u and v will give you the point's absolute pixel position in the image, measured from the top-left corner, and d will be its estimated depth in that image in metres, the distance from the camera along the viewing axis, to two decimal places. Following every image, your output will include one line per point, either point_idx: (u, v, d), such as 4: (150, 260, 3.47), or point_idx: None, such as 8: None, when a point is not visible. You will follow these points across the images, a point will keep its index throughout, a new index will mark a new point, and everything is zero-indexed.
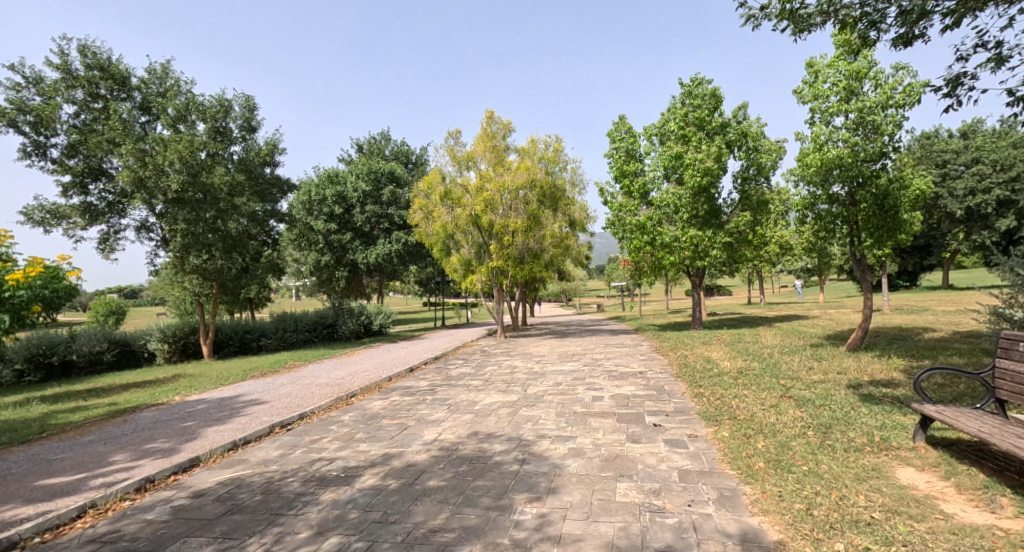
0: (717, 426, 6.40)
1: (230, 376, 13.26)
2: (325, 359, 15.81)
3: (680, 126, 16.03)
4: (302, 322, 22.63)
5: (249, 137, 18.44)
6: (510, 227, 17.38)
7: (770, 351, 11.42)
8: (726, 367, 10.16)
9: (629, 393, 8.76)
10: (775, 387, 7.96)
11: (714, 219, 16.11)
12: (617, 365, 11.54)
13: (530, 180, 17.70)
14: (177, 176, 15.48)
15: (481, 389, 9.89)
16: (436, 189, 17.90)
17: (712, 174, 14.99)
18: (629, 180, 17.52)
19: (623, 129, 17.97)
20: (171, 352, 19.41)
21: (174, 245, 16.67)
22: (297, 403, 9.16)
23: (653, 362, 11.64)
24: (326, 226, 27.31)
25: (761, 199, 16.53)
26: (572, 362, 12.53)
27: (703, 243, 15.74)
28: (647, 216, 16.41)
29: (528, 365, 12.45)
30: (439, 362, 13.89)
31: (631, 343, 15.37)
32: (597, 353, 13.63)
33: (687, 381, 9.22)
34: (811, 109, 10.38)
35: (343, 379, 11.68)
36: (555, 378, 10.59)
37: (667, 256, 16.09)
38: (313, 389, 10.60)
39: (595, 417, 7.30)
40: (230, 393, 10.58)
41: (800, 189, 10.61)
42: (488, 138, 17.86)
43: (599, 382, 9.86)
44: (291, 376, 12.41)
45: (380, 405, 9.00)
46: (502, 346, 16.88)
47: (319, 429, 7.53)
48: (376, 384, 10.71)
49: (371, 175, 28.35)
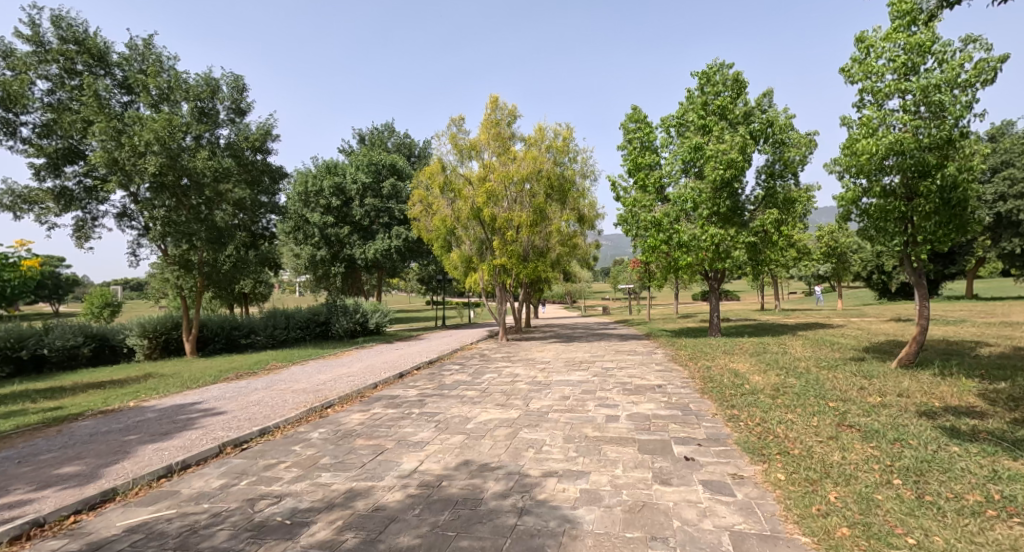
0: (767, 464, 5.11)
1: (201, 378, 12.05)
2: (312, 360, 14.59)
3: (699, 115, 14.67)
4: (294, 319, 21.48)
5: (238, 120, 17.17)
6: (514, 221, 16.14)
7: (805, 365, 10.08)
8: (758, 383, 8.85)
9: (650, 412, 7.46)
10: (826, 411, 6.66)
11: (737, 217, 14.78)
12: (631, 377, 10.23)
13: (538, 171, 16.40)
14: (154, 158, 14.22)
15: (476, 402, 8.62)
16: (435, 178, 16.90)
17: (737, 166, 13.56)
18: (644, 174, 16.20)
19: (638, 119, 16.70)
20: (151, 349, 18.31)
21: (152, 233, 15.54)
22: (262, 416, 7.92)
23: (672, 374, 10.36)
24: (322, 219, 26.10)
25: (788, 197, 15.15)
26: (580, 371, 11.22)
27: (725, 243, 14.41)
28: (664, 213, 15.14)
29: (531, 373, 11.18)
30: (433, 367, 12.62)
31: (643, 351, 14.07)
32: (608, 362, 12.32)
33: (716, 398, 7.94)
34: (861, 89, 9.10)
35: (324, 384, 10.45)
36: (561, 390, 9.28)
37: (684, 257, 14.78)
38: (287, 397, 9.38)
39: (612, 445, 6.01)
40: (192, 400, 9.37)
41: (847, 181, 9.28)
42: (493, 125, 16.62)
43: (612, 397, 8.56)
44: (268, 380, 11.19)
45: (358, 419, 7.75)
46: (503, 350, 15.61)
47: (279, 450, 6.28)
48: (358, 392, 9.45)
49: (371, 167, 27.09)
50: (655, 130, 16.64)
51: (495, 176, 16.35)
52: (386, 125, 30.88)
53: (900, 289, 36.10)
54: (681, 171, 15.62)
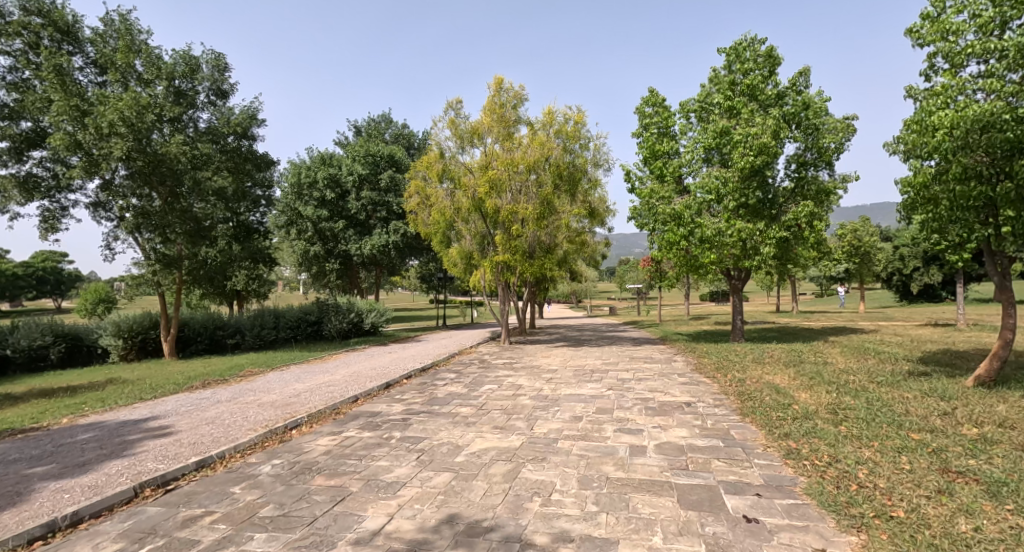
0: (868, 534, 3.67)
1: (164, 386, 10.71)
2: (295, 365, 13.24)
3: (726, 96, 13.15)
4: (284, 318, 20.19)
5: (220, 103, 15.75)
6: (518, 213, 14.73)
7: (856, 378, 8.63)
8: (807, 401, 7.40)
9: (684, 443, 6.02)
10: (917, 448, 5.17)
11: (766, 209, 13.32)
12: (652, 393, 8.80)
13: (544, 159, 15.01)
14: (121, 141, 12.80)
15: (471, 424, 7.20)
16: (432, 167, 15.52)
17: (769, 152, 12.08)
18: (662, 163, 14.78)
19: (655, 103, 15.26)
20: (127, 350, 17.00)
21: (124, 224, 14.24)
22: (209, 440, 6.53)
23: (700, 389, 8.95)
24: (317, 213, 24.78)
25: (823, 189, 13.66)
26: (592, 383, 9.80)
27: (752, 238, 12.97)
28: (684, 204, 13.71)
29: (536, 384, 9.79)
30: (426, 375, 11.23)
31: (661, 359, 12.63)
32: (623, 372, 10.92)
33: (763, 423, 6.49)
34: (933, 53, 7.67)
35: (297, 397, 9.06)
36: (571, 409, 7.85)
37: (707, 254, 13.35)
38: (250, 413, 7.98)
39: (643, 495, 4.57)
40: (140, 416, 8.01)
41: (914, 163, 7.81)
42: (496, 108, 15.18)
43: (634, 419, 7.14)
44: (236, 390, 9.81)
45: (326, 446, 6.36)
46: (505, 355, 14.21)
47: (211, 492, 4.90)
48: (333, 410, 8.03)
49: (368, 159, 25.76)
50: (673, 115, 15.17)
51: (498, 164, 14.95)
52: (385, 116, 29.54)
53: (921, 291, 34.54)
54: (703, 160, 14.18)
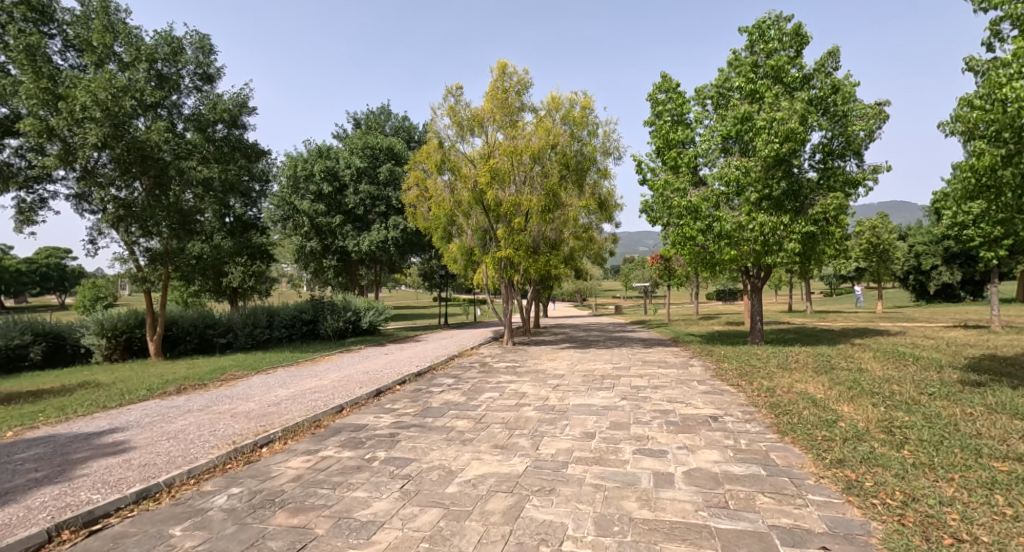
0: None
1: (136, 391, 9.82)
2: (283, 368, 12.38)
3: (747, 79, 12.16)
4: (279, 317, 19.40)
5: (206, 88, 14.84)
6: (523, 206, 13.80)
7: (903, 390, 7.66)
8: (854, 416, 6.44)
9: (717, 470, 5.08)
10: (1012, 483, 4.21)
11: (790, 203, 12.34)
12: (671, 404, 7.87)
13: (550, 148, 14.10)
14: (96, 127, 11.96)
15: (467, 442, 6.27)
16: (431, 157, 14.64)
17: (796, 140, 11.10)
18: (676, 153, 13.83)
19: (669, 88, 14.27)
20: (111, 349, 16.15)
21: (105, 216, 13.40)
22: (163, 460, 5.64)
23: (725, 400, 8.01)
24: (313, 207, 23.93)
25: (851, 181, 12.67)
26: (604, 391, 8.86)
27: (775, 233, 12.01)
28: (701, 197, 12.79)
29: (542, 392, 8.88)
30: (422, 381, 10.33)
31: (676, 364, 11.68)
32: (636, 379, 9.98)
33: (808, 445, 5.53)
34: (999, 16, 6.67)
35: (276, 407, 8.16)
36: (581, 424, 6.91)
37: (727, 250, 12.41)
38: (219, 426, 7.07)
39: (678, 546, 3.64)
40: (96, 428, 7.11)
41: (975, 144, 6.81)
42: (498, 93, 14.25)
43: (654, 437, 6.20)
44: (211, 397, 8.91)
45: (296, 470, 5.45)
46: (508, 358, 13.30)
47: (144, 536, 4.00)
48: (312, 424, 7.12)
49: (367, 151, 24.93)
50: (687, 102, 14.20)
51: (501, 153, 14.05)
52: (385, 108, 28.62)
53: (940, 290, 33.43)
54: (721, 150, 13.23)
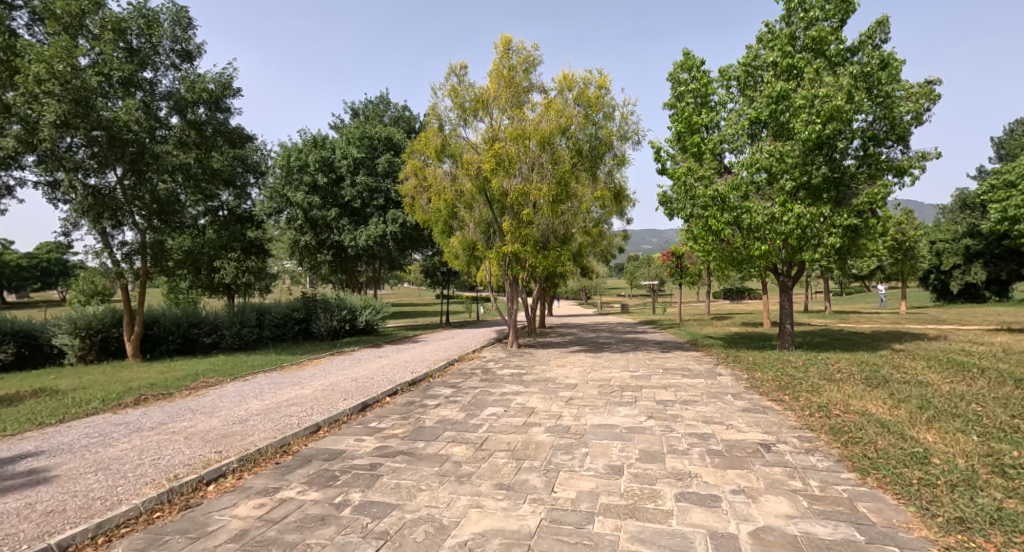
0: None
1: (90, 401, 8.60)
2: (265, 373, 11.16)
3: (783, 53, 10.87)
4: (269, 315, 18.49)
5: (185, 66, 13.62)
6: (530, 195, 12.55)
7: (989, 411, 6.39)
8: (948, 450, 5.15)
9: (795, 530, 3.81)
10: None
11: (830, 192, 11.06)
12: (708, 426, 6.61)
13: (560, 132, 12.85)
14: (54, 103, 10.83)
15: (465, 480, 5.03)
16: (430, 143, 13.45)
17: (841, 120, 9.81)
18: (699, 138, 12.56)
19: (692, 66, 12.94)
20: (85, 350, 14.96)
21: (73, 205, 12.26)
22: (76, 505, 4.42)
23: (773, 421, 6.73)
24: (307, 199, 22.75)
25: (896, 168, 11.34)
26: (626, 408, 7.60)
27: (813, 227, 10.74)
28: (729, 186, 11.56)
29: (554, 408, 7.64)
30: (416, 392, 9.10)
31: (702, 373, 10.43)
32: (660, 391, 8.72)
33: (906, 493, 4.26)
34: None
35: (242, 425, 6.92)
36: (604, 455, 5.66)
37: (758, 245, 11.17)
38: (166, 450, 5.85)
39: None
40: (17, 452, 5.88)
41: None
42: (504, 72, 13.05)
43: (700, 476, 4.93)
44: (171, 411, 7.68)
45: (242, 522, 4.20)
46: (513, 363, 12.07)
47: None
48: (278, 451, 5.87)
49: (365, 141, 23.70)
50: (712, 82, 12.87)
51: (506, 137, 12.81)
52: (384, 97, 27.41)
53: (962, 290, 32.16)
54: (749, 135, 11.98)
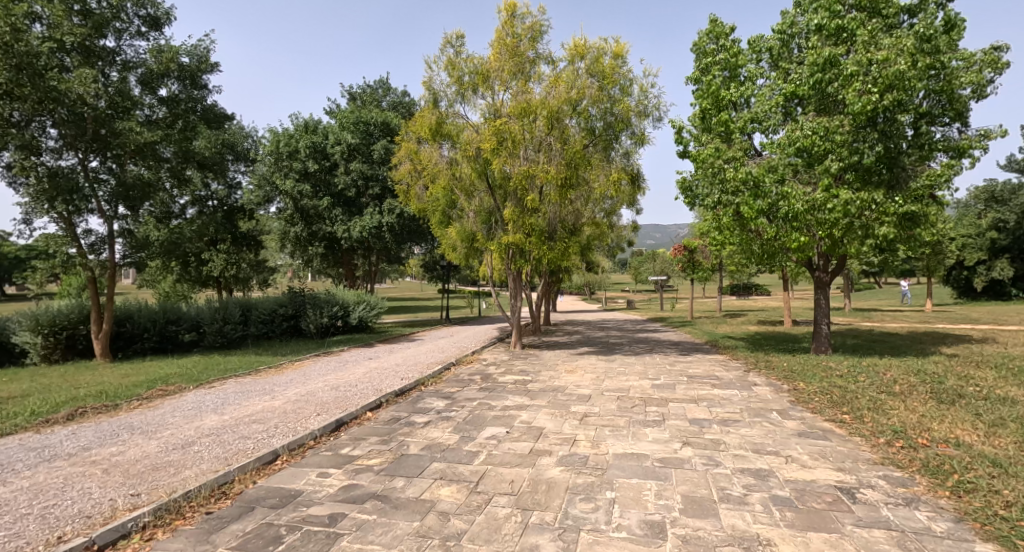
0: None
1: (16, 416, 7.25)
2: (235, 379, 9.83)
3: (828, 14, 9.49)
4: (256, 311, 17.22)
5: (153, 33, 12.25)
6: (536, 178, 11.21)
7: None
8: None
9: None
10: None
11: (881, 175, 9.67)
12: (763, 459, 5.24)
13: (569, 109, 11.49)
14: None
15: (453, 546, 3.68)
16: (425, 122, 12.10)
17: (901, 89, 8.46)
18: (727, 115, 11.17)
19: (721, 34, 11.54)
20: (50, 349, 13.68)
21: (28, 188, 10.99)
22: None
23: (844, 452, 5.37)
24: (297, 187, 21.45)
25: (955, 149, 9.88)
26: (655, 431, 6.25)
27: (862, 214, 9.37)
28: (763, 168, 10.21)
29: (567, 430, 6.30)
30: (404, 405, 7.78)
31: (735, 382, 9.08)
32: (690, 407, 7.36)
33: None
34: None
35: (183, 450, 5.58)
36: (638, 504, 4.32)
37: (797, 236, 9.80)
38: (69, 491, 4.51)
39: None
40: None
41: None
42: (507, 41, 11.66)
43: (775, 544, 3.60)
44: (105, 431, 6.34)
45: None
46: (518, 368, 10.73)
47: None
48: (215, 493, 4.53)
49: (360, 127, 22.28)
50: (742, 53, 11.44)
51: (509, 114, 11.46)
52: (381, 81, 26.08)
53: (986, 287, 30.76)
54: (783, 113, 10.66)
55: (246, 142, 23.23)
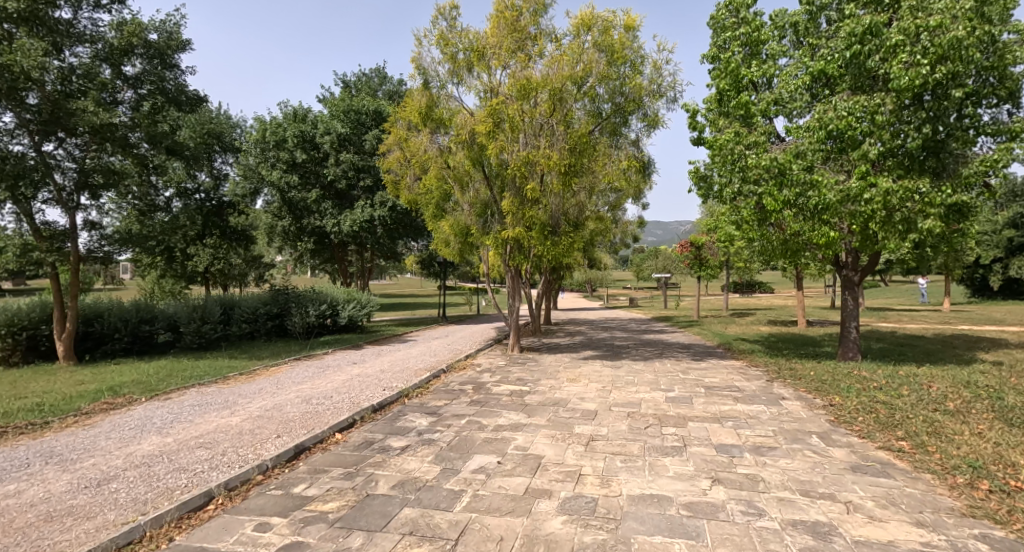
0: None
1: None
2: (197, 388, 8.74)
3: None
4: (238, 310, 16.16)
5: (116, 6, 11.14)
6: (536, 165, 10.13)
7: None
8: None
9: None
10: None
11: (924, 162, 8.58)
12: (818, 507, 4.17)
13: (574, 89, 10.42)
14: None
15: None
16: (415, 105, 11.03)
17: (955, 61, 7.45)
18: (748, 96, 10.09)
19: (740, 6, 10.42)
20: (9, 351, 12.61)
21: None
22: None
23: (919, 498, 4.29)
24: (284, 178, 20.33)
25: (1005, 133, 8.78)
26: (677, 463, 5.16)
27: (904, 206, 8.27)
28: (789, 154, 9.12)
29: (570, 462, 5.20)
30: (381, 424, 6.68)
31: (760, 396, 7.97)
32: (714, 429, 6.27)
33: None
34: None
35: (95, 489, 4.51)
36: None
37: (828, 229, 8.71)
38: None
39: None
40: None
41: None
42: (506, 14, 10.54)
43: None
44: (14, 459, 5.25)
45: None
46: (514, 376, 9.63)
47: None
48: None
49: (351, 115, 21.10)
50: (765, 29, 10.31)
51: (508, 95, 10.37)
52: (376, 68, 24.96)
53: (1002, 286, 29.71)
54: (811, 94, 9.57)
55: (232, 131, 22.11)
